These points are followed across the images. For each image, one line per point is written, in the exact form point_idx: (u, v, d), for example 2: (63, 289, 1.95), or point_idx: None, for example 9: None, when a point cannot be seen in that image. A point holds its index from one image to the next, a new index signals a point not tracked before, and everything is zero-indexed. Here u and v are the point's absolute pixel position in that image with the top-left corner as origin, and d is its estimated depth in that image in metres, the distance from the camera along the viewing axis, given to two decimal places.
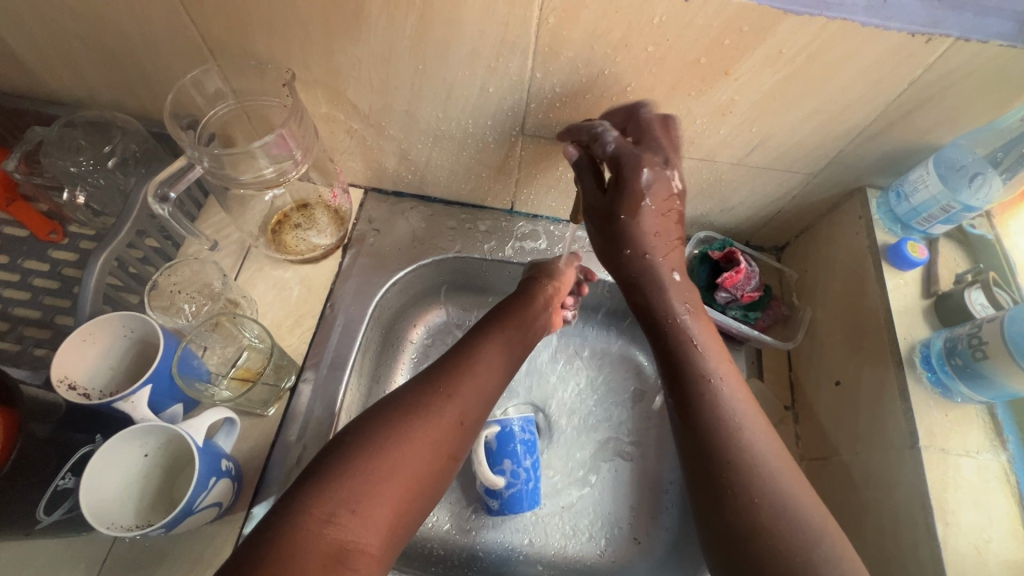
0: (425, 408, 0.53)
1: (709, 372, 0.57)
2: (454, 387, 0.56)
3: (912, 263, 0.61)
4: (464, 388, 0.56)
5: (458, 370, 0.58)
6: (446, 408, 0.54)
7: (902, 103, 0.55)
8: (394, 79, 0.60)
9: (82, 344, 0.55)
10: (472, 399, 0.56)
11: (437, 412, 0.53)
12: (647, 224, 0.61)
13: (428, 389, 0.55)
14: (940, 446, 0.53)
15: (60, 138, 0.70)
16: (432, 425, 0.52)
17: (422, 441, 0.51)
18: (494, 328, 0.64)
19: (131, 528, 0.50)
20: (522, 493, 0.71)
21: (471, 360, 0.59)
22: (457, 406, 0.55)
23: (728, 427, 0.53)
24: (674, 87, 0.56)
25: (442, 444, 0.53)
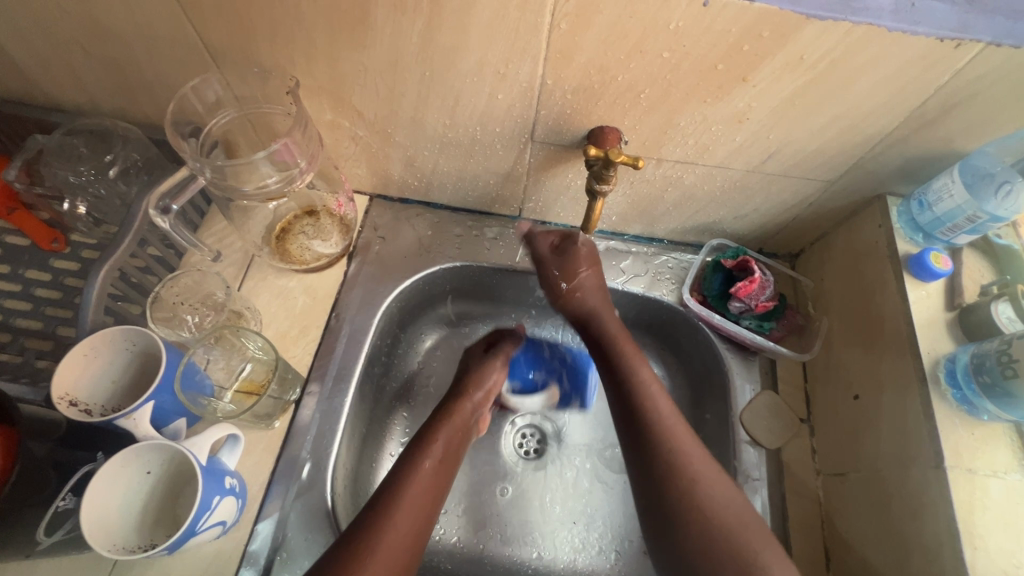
0: (365, 546, 0.49)
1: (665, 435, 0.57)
2: (388, 514, 0.53)
3: (935, 274, 0.59)
4: (398, 518, 0.53)
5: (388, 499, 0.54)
6: (382, 536, 0.51)
7: (926, 110, 0.53)
8: (400, 86, 0.58)
9: (82, 359, 0.54)
10: (412, 525, 0.53)
11: (378, 546, 0.50)
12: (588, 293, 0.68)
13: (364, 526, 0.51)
14: (966, 466, 0.51)
15: (60, 147, 0.69)
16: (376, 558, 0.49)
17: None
18: (414, 454, 0.60)
19: (134, 550, 0.49)
20: (578, 358, 0.83)
21: (398, 490, 0.55)
22: (393, 532, 0.52)
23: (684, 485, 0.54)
24: (689, 94, 0.54)
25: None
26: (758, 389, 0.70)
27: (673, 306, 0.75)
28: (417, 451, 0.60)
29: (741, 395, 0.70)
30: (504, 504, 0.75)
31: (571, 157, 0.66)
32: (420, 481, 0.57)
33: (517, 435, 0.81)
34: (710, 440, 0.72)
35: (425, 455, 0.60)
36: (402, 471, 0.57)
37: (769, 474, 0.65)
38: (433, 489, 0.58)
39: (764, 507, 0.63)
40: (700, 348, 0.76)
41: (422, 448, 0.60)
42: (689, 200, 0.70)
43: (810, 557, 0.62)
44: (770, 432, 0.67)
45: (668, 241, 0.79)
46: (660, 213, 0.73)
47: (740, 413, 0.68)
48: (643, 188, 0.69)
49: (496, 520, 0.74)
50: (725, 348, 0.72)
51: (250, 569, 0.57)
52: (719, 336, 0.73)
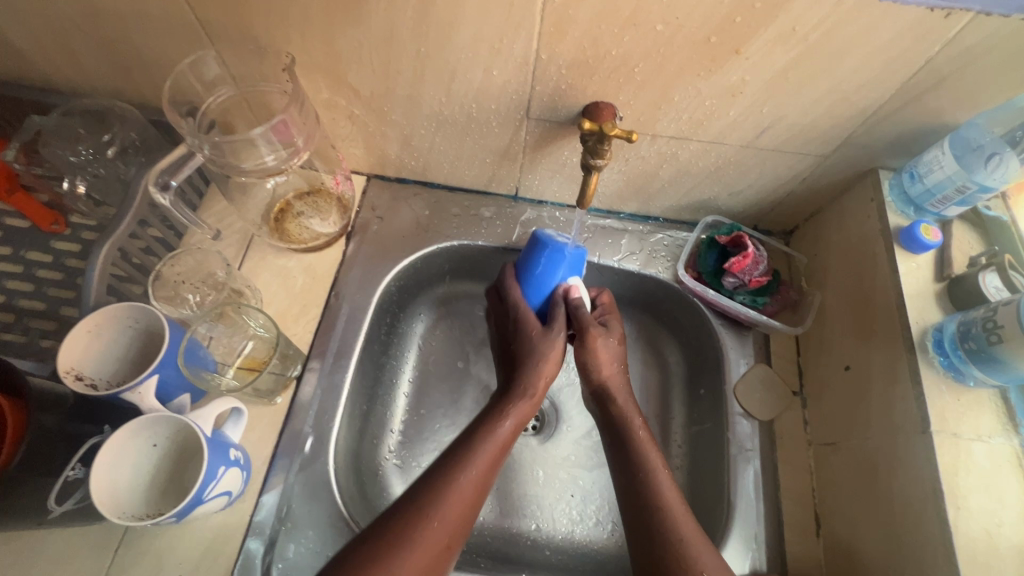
0: (417, 525, 0.48)
1: (654, 487, 0.56)
2: (450, 491, 0.51)
3: (925, 246, 0.60)
4: (461, 489, 0.52)
5: (451, 475, 0.53)
6: (437, 518, 0.49)
7: (918, 81, 0.54)
8: (395, 62, 0.58)
9: (87, 335, 0.55)
10: (471, 497, 0.52)
11: (430, 527, 0.49)
12: (602, 355, 0.64)
13: (417, 504, 0.50)
14: (952, 431, 0.53)
15: (58, 127, 0.69)
16: (426, 540, 0.48)
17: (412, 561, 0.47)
18: (492, 418, 0.59)
19: (142, 518, 0.50)
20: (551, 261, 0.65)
21: (466, 455, 0.54)
22: (446, 513, 0.50)
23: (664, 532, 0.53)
24: (683, 68, 0.54)
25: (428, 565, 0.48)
26: (751, 363, 0.71)
27: (669, 282, 0.76)
28: (496, 415, 0.59)
29: (735, 368, 0.71)
30: (505, 477, 0.77)
31: (566, 134, 0.66)
32: (495, 441, 0.56)
33: None
34: (705, 413, 0.73)
35: (505, 416, 0.59)
36: (476, 435, 0.57)
37: (761, 444, 0.67)
38: (502, 447, 0.57)
39: (756, 476, 0.65)
40: (694, 324, 0.77)
41: (500, 410, 0.59)
42: (684, 177, 0.71)
43: (801, 524, 0.63)
44: (763, 405, 0.69)
45: (664, 218, 0.80)
46: (655, 190, 0.74)
47: (734, 386, 0.70)
48: (639, 164, 0.69)
49: (496, 494, 0.76)
50: (719, 323, 0.73)
51: (256, 539, 0.59)
52: (713, 312, 0.74)
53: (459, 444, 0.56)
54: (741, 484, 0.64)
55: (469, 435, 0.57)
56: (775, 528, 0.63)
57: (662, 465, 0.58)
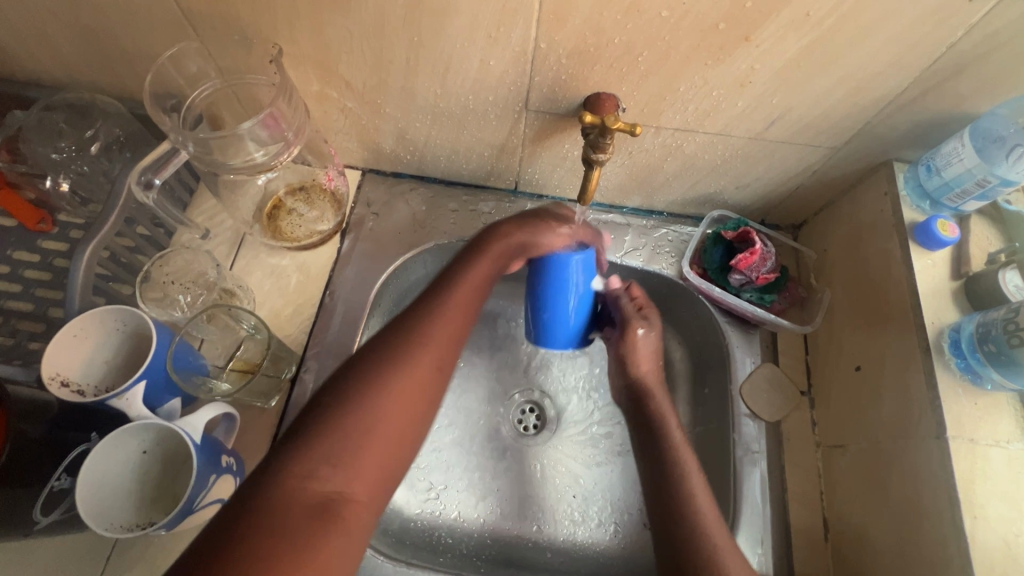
0: (399, 361, 0.48)
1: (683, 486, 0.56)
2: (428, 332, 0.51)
3: (942, 242, 0.58)
4: (420, 350, 0.49)
5: (431, 312, 0.52)
6: (419, 349, 0.49)
7: (938, 69, 0.51)
8: (388, 53, 0.56)
9: (73, 339, 0.54)
10: (451, 336, 0.52)
11: (413, 361, 0.48)
12: (641, 351, 0.66)
13: (396, 340, 0.50)
14: (968, 436, 0.51)
15: (39, 123, 0.66)
16: (411, 373, 0.48)
17: (397, 395, 0.46)
18: (469, 257, 0.58)
19: (131, 528, 0.49)
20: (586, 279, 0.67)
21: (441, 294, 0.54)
22: (429, 358, 0.49)
23: (689, 522, 0.53)
24: (689, 56, 0.52)
25: (411, 408, 0.47)
26: (758, 362, 0.69)
27: (673, 279, 0.73)
28: (472, 253, 0.58)
29: (741, 368, 0.69)
30: (504, 477, 0.76)
31: (567, 126, 0.63)
32: (480, 269, 0.57)
33: (517, 410, 0.80)
34: (710, 413, 0.71)
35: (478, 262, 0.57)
36: (454, 277, 0.56)
37: (768, 446, 0.65)
38: (475, 294, 0.56)
39: (763, 479, 0.63)
40: (700, 322, 0.75)
41: (476, 251, 0.58)
42: (689, 170, 0.68)
43: (809, 529, 0.62)
44: (770, 406, 0.67)
45: (668, 213, 0.77)
46: (659, 184, 0.71)
47: (740, 386, 0.68)
48: (643, 157, 0.66)
49: (497, 494, 0.74)
50: (725, 322, 0.71)
51: None
52: (719, 309, 0.72)
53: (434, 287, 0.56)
54: (748, 487, 0.63)
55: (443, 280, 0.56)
56: (783, 532, 0.61)
57: (696, 468, 0.58)
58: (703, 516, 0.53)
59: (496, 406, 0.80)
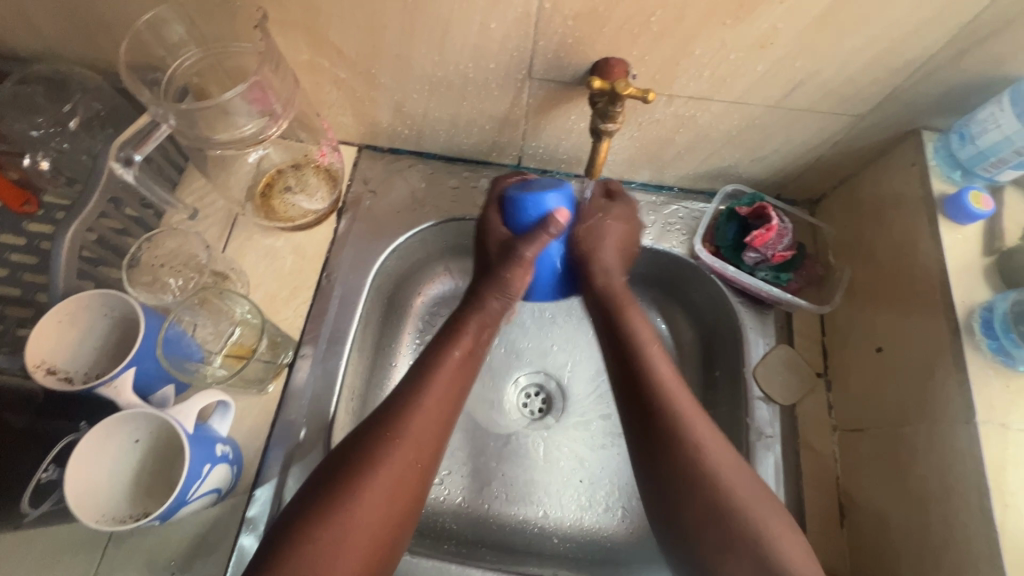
0: (386, 449, 0.48)
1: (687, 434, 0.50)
2: (405, 425, 0.50)
3: (974, 216, 0.54)
4: (411, 424, 0.50)
5: (413, 400, 0.52)
6: (395, 450, 0.49)
7: (979, 25, 0.47)
8: (381, 17, 0.52)
9: (58, 325, 0.51)
10: (435, 428, 0.52)
11: (394, 452, 0.49)
12: (609, 235, 0.61)
13: (377, 434, 0.49)
14: (999, 421, 0.48)
15: (14, 98, 0.63)
16: (397, 461, 0.48)
17: (380, 482, 0.47)
18: (446, 340, 0.57)
19: (124, 520, 0.47)
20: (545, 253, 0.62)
21: (426, 377, 0.54)
22: (412, 447, 0.49)
23: (705, 484, 0.48)
24: (707, 15, 0.48)
25: (399, 485, 0.48)
26: (772, 344, 0.67)
27: (684, 258, 0.70)
28: (450, 335, 0.57)
29: (755, 349, 0.66)
30: (509, 462, 0.74)
31: (573, 95, 0.60)
32: (449, 369, 0.55)
33: (522, 394, 0.78)
34: (721, 396, 0.69)
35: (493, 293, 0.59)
36: (431, 367, 0.54)
37: (783, 430, 0.63)
38: (467, 361, 0.57)
39: (777, 465, 0.61)
40: (711, 303, 0.71)
41: (453, 334, 0.57)
42: (702, 142, 0.64)
43: (825, 514, 0.60)
44: (785, 388, 0.64)
45: (679, 188, 0.74)
46: (670, 158, 0.68)
47: (753, 369, 0.65)
48: (654, 129, 0.63)
49: (501, 480, 0.73)
50: (738, 302, 0.68)
51: (249, 535, 0.56)
52: (733, 289, 0.69)
53: (416, 369, 0.55)
54: (762, 473, 0.60)
55: (421, 368, 0.55)
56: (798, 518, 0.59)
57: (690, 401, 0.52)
58: (722, 471, 0.49)
59: (499, 390, 0.78)
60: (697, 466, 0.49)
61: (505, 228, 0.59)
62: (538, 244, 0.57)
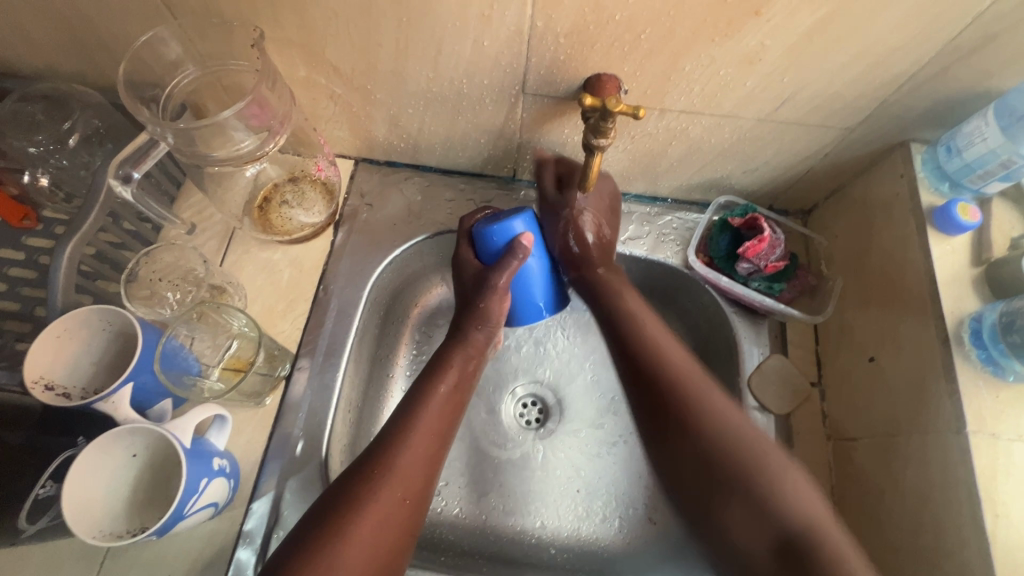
0: (388, 469, 0.50)
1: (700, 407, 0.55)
2: (392, 461, 0.51)
3: (962, 227, 0.55)
4: (409, 450, 0.52)
5: (400, 437, 0.53)
6: (380, 491, 0.49)
7: (962, 41, 0.47)
8: (375, 35, 0.53)
9: (57, 340, 0.52)
10: (420, 464, 0.52)
11: (381, 491, 0.49)
12: (587, 220, 0.66)
13: (366, 473, 0.50)
14: (990, 431, 0.49)
15: (14, 116, 0.64)
16: (396, 481, 0.50)
17: (366, 523, 0.47)
18: (434, 373, 0.59)
19: (121, 536, 0.47)
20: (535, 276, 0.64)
21: (414, 413, 0.55)
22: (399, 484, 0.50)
23: (761, 480, 0.51)
24: (696, 32, 0.49)
25: (399, 506, 0.49)
26: (767, 353, 0.67)
27: (678, 268, 0.71)
28: (438, 369, 0.59)
29: (749, 359, 0.67)
30: (506, 473, 0.74)
31: (566, 110, 0.61)
32: (436, 403, 0.56)
33: (518, 405, 0.78)
34: None
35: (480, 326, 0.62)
36: (420, 398, 0.56)
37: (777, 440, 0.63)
38: (456, 394, 0.58)
39: None
40: (706, 313, 0.72)
41: (441, 366, 0.59)
42: (695, 154, 0.65)
43: None
44: (779, 398, 0.65)
45: (673, 199, 0.75)
46: (663, 170, 0.69)
47: (748, 379, 0.65)
48: (646, 142, 0.64)
49: (498, 490, 0.73)
50: (732, 312, 0.69)
51: (247, 548, 0.56)
52: (727, 299, 0.69)
53: (403, 407, 0.56)
54: None
55: (411, 400, 0.56)
56: None
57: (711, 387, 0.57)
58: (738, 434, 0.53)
59: (495, 400, 0.78)
60: (719, 436, 0.53)
61: (477, 261, 0.62)
62: (510, 267, 0.59)
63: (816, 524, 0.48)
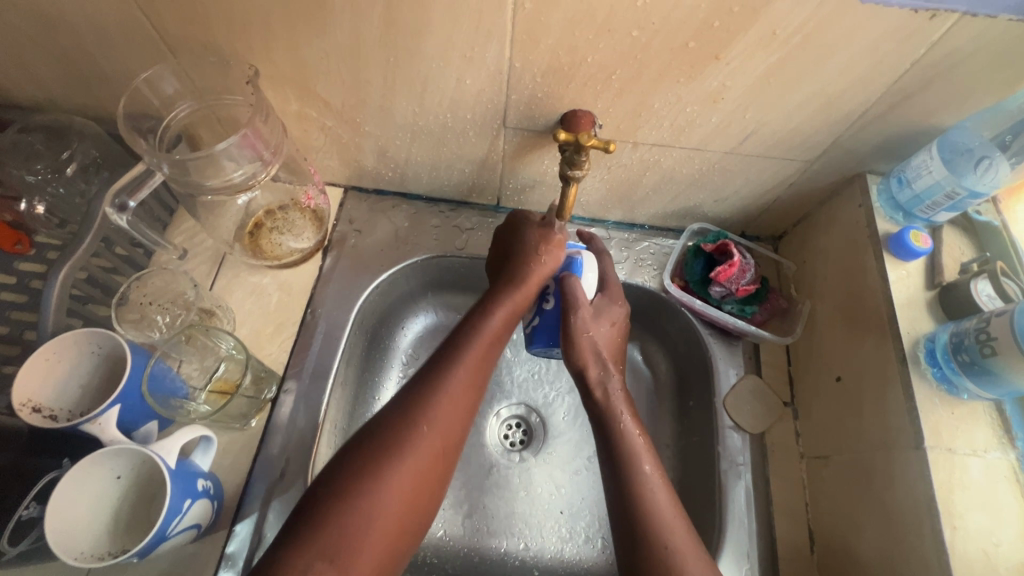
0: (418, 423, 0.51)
1: (655, 534, 0.50)
2: (428, 413, 0.51)
3: (915, 253, 0.59)
4: (443, 407, 0.52)
5: (437, 386, 0.53)
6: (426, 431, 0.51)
7: (904, 84, 0.52)
8: (364, 74, 0.56)
9: (44, 364, 0.53)
10: (459, 414, 0.53)
11: (420, 442, 0.50)
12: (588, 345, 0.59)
13: (401, 423, 0.50)
14: (946, 446, 0.51)
15: (15, 145, 0.66)
16: (425, 441, 0.51)
17: (405, 473, 0.48)
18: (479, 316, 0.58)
19: (102, 556, 0.47)
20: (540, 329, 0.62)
21: (458, 359, 0.55)
22: (439, 430, 0.51)
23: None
24: (662, 74, 0.53)
25: (424, 473, 0.50)
26: (742, 374, 0.69)
27: (656, 292, 0.73)
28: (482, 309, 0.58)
29: (725, 379, 0.69)
30: (490, 494, 0.75)
31: (545, 143, 0.64)
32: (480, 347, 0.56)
33: (503, 425, 0.80)
34: (694, 426, 0.71)
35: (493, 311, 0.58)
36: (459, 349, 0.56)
37: (753, 458, 0.65)
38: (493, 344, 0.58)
39: (748, 492, 0.63)
40: (683, 335, 0.75)
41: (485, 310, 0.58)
42: (668, 184, 0.69)
43: (794, 542, 0.62)
44: (754, 417, 0.67)
45: (650, 226, 0.78)
46: (639, 199, 0.72)
47: (723, 399, 0.67)
48: (622, 172, 0.67)
49: (482, 511, 0.74)
50: (707, 333, 0.71)
51: (229, 571, 0.56)
52: (702, 322, 0.72)
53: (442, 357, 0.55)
54: (733, 501, 0.62)
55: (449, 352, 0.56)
56: (768, 546, 0.61)
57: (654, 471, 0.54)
58: (675, 549, 0.49)
59: (481, 421, 0.79)
60: (656, 532, 0.50)
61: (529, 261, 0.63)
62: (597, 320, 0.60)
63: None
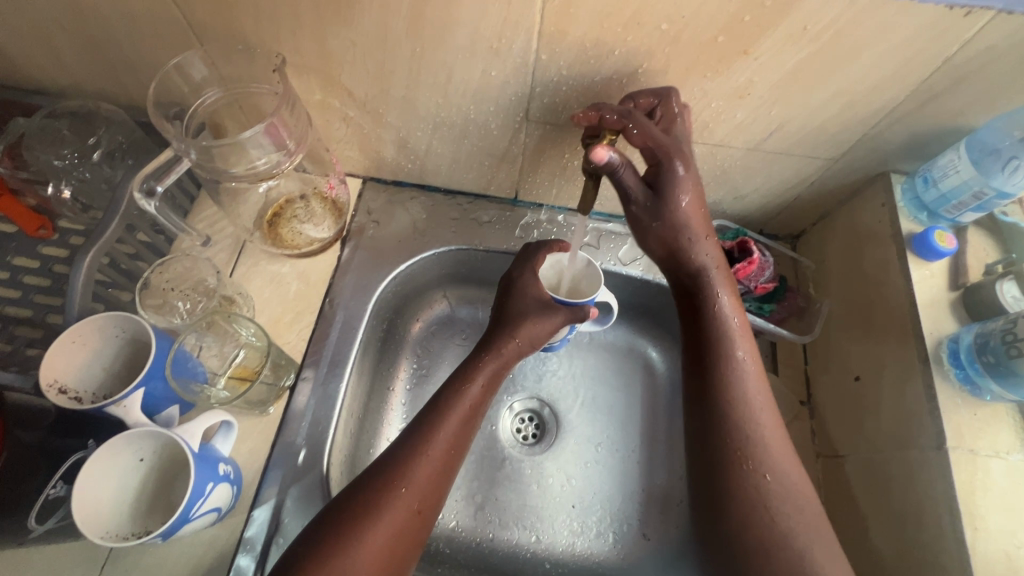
0: (417, 457, 0.53)
1: (746, 436, 0.53)
2: (428, 443, 0.54)
3: (939, 253, 0.58)
4: (439, 439, 0.55)
5: (433, 419, 0.57)
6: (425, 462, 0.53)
7: (934, 83, 0.51)
8: (389, 64, 0.56)
9: (72, 346, 0.53)
10: (449, 449, 0.56)
11: (394, 502, 0.50)
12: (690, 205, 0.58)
13: (402, 458, 0.53)
14: (967, 447, 0.51)
15: (42, 130, 0.67)
16: (418, 477, 0.52)
17: (398, 507, 0.50)
18: (461, 380, 0.61)
19: (127, 537, 0.48)
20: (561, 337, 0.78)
21: (451, 402, 0.58)
22: (432, 461, 0.54)
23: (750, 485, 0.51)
24: (689, 68, 0.52)
25: (414, 512, 0.51)
26: None
27: None
28: (464, 378, 0.61)
29: None
30: (502, 487, 0.75)
31: (567, 137, 0.64)
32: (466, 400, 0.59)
33: (516, 419, 0.80)
34: None
35: (473, 377, 0.61)
36: (456, 390, 0.60)
37: None
38: (486, 391, 0.61)
39: None
40: None
41: (467, 375, 0.61)
42: None
43: None
44: None
45: None
46: None
47: None
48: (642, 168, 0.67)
49: (494, 504, 0.74)
50: None
51: (247, 555, 0.57)
52: None
53: (426, 414, 0.58)
54: None
55: (449, 392, 0.59)
56: None
57: (750, 364, 0.56)
58: (763, 453, 0.52)
59: (494, 415, 0.79)
60: (746, 437, 0.53)
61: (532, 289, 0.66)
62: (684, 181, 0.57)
63: (794, 533, 0.48)
